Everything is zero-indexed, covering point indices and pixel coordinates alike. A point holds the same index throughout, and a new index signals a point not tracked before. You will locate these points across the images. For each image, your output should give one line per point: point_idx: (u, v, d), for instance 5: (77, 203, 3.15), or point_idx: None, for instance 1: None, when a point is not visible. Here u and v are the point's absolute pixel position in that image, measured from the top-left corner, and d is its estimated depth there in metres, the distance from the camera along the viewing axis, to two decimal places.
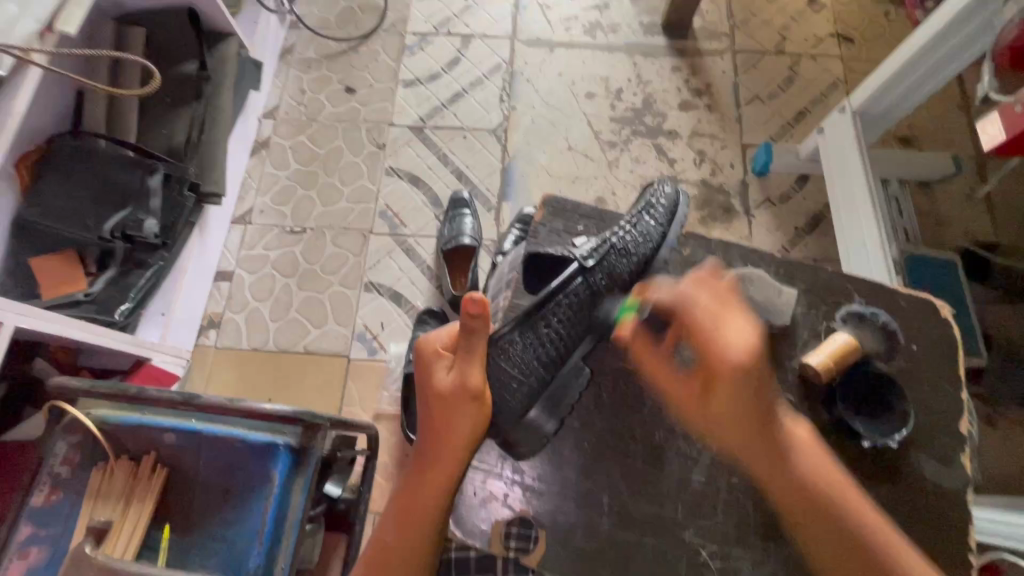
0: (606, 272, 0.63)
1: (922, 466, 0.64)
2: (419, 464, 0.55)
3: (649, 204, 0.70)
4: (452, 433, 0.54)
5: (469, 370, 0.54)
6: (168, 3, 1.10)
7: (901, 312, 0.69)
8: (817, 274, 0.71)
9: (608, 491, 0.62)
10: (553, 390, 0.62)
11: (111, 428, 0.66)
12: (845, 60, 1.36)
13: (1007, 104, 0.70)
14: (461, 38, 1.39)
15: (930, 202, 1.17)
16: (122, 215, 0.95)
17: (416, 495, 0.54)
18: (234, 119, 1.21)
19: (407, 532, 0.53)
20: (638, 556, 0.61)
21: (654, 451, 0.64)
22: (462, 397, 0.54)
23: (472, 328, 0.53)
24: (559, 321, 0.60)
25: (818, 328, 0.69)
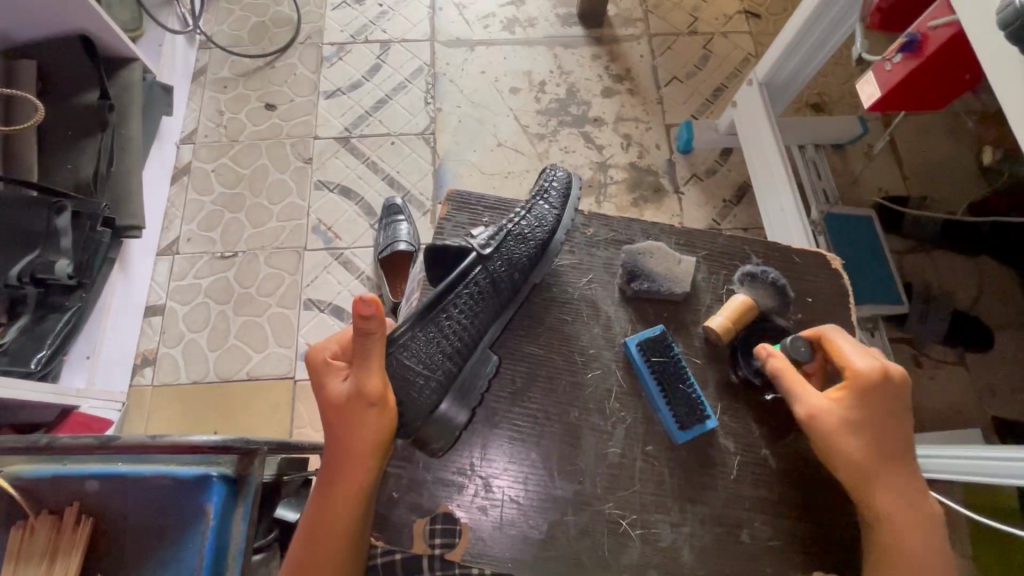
0: (505, 259, 0.65)
1: None
2: (327, 474, 0.55)
3: (542, 189, 0.71)
4: (356, 440, 0.54)
5: (365, 376, 0.53)
6: (59, 32, 1.05)
7: (794, 267, 0.73)
8: (713, 240, 0.73)
9: (523, 475, 0.62)
10: (463, 380, 0.61)
11: (26, 482, 0.62)
12: (754, 35, 1.42)
13: (878, 64, 0.74)
14: (380, 44, 1.38)
15: (844, 162, 1.24)
16: (29, 259, 0.90)
17: (326, 505, 0.54)
18: (148, 146, 1.16)
19: (322, 543, 0.54)
20: (563, 536, 0.60)
21: (568, 433, 0.64)
22: (363, 404, 0.53)
23: (366, 333, 0.52)
24: (460, 311, 0.61)
25: (720, 292, 0.71)
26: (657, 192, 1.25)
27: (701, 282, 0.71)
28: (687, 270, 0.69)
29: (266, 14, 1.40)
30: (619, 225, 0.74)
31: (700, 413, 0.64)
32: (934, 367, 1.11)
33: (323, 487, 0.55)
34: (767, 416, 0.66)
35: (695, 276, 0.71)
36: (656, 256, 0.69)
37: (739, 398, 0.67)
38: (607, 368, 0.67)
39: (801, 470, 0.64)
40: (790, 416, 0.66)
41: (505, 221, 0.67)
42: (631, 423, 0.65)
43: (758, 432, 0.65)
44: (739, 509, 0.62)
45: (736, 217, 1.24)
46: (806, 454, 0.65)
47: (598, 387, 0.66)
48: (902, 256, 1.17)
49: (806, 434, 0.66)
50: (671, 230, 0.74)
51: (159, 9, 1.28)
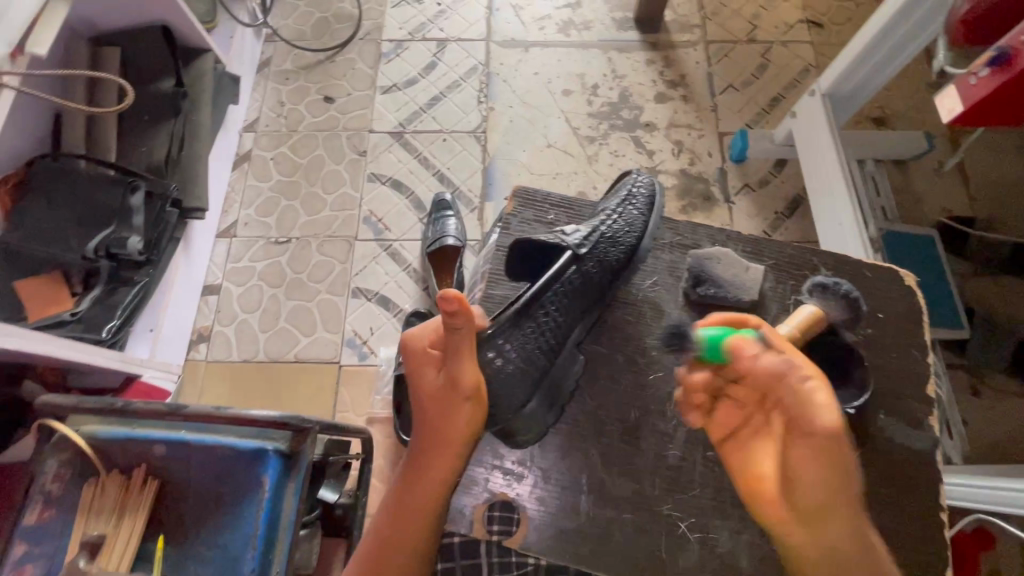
0: (597, 262, 0.63)
1: (895, 432, 0.66)
2: (416, 459, 0.57)
3: (629, 193, 0.70)
4: (449, 428, 0.54)
5: (459, 371, 0.53)
6: (142, 21, 1.11)
7: (862, 282, 0.71)
8: (784, 249, 0.72)
9: (587, 472, 0.63)
10: (551, 379, 0.62)
11: (100, 442, 0.67)
12: (816, 45, 1.38)
13: (962, 77, 0.71)
14: (436, 43, 1.40)
15: (904, 179, 1.19)
16: (105, 234, 0.95)
17: (414, 487, 0.56)
18: (214, 133, 1.22)
19: (407, 524, 0.56)
20: (619, 533, 0.62)
21: (629, 430, 0.65)
22: (455, 397, 0.53)
23: (456, 328, 0.51)
24: (554, 310, 0.60)
25: (786, 303, 0.70)
26: (707, 201, 1.23)
27: (769, 291, 0.70)
28: (756, 278, 0.68)
29: (328, 10, 1.44)
30: (685, 228, 0.73)
31: None
32: (994, 396, 1.06)
33: (412, 469, 0.57)
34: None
35: (764, 285, 0.70)
36: (723, 262, 0.69)
37: None
38: (669, 372, 0.67)
39: (864, 487, 0.64)
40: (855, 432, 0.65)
41: (597, 223, 0.66)
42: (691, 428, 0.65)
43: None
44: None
45: (787, 230, 1.22)
46: (867, 471, 0.65)
47: (659, 390, 0.66)
48: (965, 279, 1.12)
49: (870, 450, 0.65)
50: (735, 238, 0.73)
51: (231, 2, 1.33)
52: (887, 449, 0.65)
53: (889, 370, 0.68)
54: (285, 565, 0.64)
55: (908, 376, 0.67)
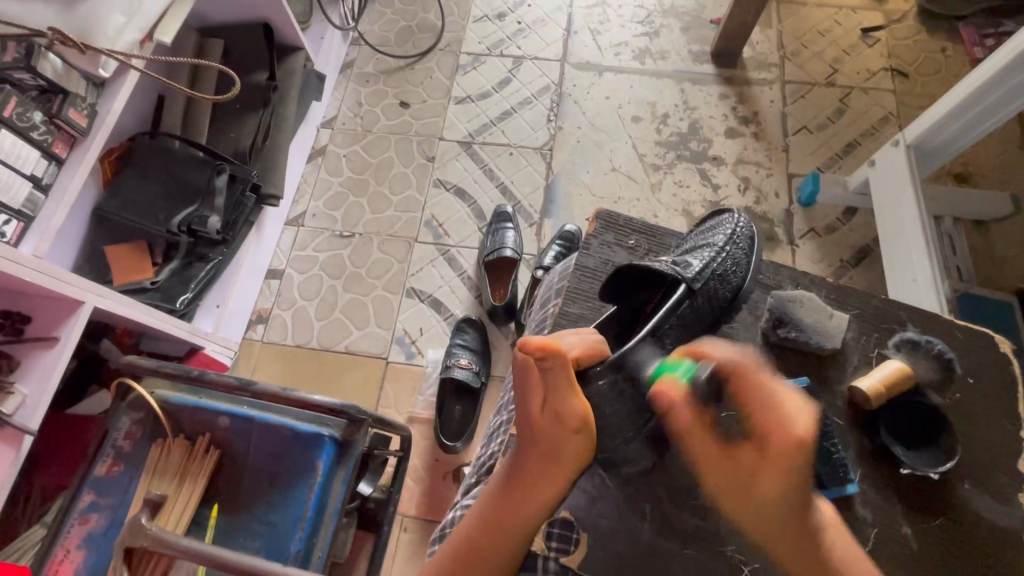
0: (707, 298, 0.62)
1: (980, 505, 0.62)
2: (520, 476, 0.53)
3: (734, 232, 0.69)
4: (560, 456, 0.52)
5: (571, 402, 0.51)
6: (246, 18, 1.18)
7: (955, 343, 0.69)
8: (868, 300, 0.70)
9: (651, 502, 0.62)
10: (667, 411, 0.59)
11: (172, 407, 0.70)
12: (899, 94, 1.35)
13: None
14: (512, 59, 1.44)
15: (984, 240, 1.14)
16: (190, 211, 1.01)
17: (513, 506, 0.52)
18: (296, 126, 1.28)
19: (499, 541, 0.52)
20: (678, 568, 0.61)
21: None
22: (568, 426, 0.51)
23: (547, 367, 0.51)
24: (667, 342, 0.59)
25: (868, 354, 0.68)
26: (770, 241, 1.21)
27: (851, 343, 0.68)
28: (839, 326, 0.67)
29: (413, 20, 1.51)
30: (766, 268, 0.72)
31: (842, 475, 0.61)
32: None
33: (510, 488, 0.53)
34: (911, 495, 0.62)
35: (845, 335, 0.68)
36: (806, 307, 0.66)
37: (872, 470, 0.63)
38: None
39: (944, 558, 0.61)
40: (935, 500, 0.62)
41: (708, 258, 0.64)
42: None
43: (900, 510, 0.62)
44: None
45: (852, 279, 1.18)
46: (945, 543, 0.61)
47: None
48: None
49: (955, 520, 0.62)
50: (815, 282, 0.72)
51: None
52: (970, 524, 0.61)
53: (980, 439, 0.64)
54: (325, 553, 0.66)
55: (999, 447, 0.64)
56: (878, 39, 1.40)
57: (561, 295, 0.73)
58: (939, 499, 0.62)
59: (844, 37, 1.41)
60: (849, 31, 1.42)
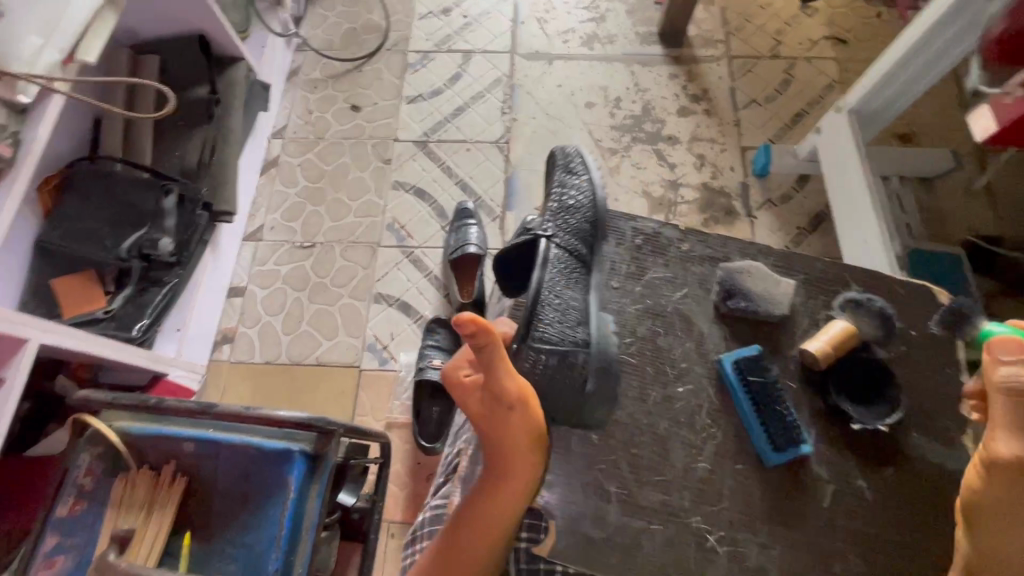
0: (567, 234, 0.67)
1: (926, 451, 0.65)
2: (487, 470, 0.55)
3: (561, 168, 0.75)
4: (511, 439, 0.54)
5: (503, 383, 0.53)
6: (180, 30, 1.14)
7: (898, 301, 0.72)
8: (813, 264, 0.73)
9: (618, 481, 0.63)
10: (596, 347, 0.61)
11: (132, 438, 0.68)
12: (840, 61, 1.38)
13: (997, 96, 0.71)
14: (461, 54, 1.43)
15: (930, 197, 1.18)
16: (139, 235, 0.98)
17: (487, 502, 0.54)
18: (245, 138, 1.25)
19: (482, 538, 0.54)
20: (649, 544, 0.61)
21: (658, 442, 0.64)
22: (501, 405, 0.54)
23: (479, 346, 0.52)
24: (563, 290, 0.63)
25: (817, 316, 0.70)
26: (729, 214, 1.23)
27: (799, 307, 0.70)
28: (786, 292, 0.69)
29: (357, 21, 1.48)
30: (715, 241, 0.74)
31: (795, 435, 0.63)
32: None
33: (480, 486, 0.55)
34: (863, 448, 0.65)
35: (793, 300, 0.70)
36: (753, 277, 0.69)
37: (827, 428, 0.66)
38: (699, 385, 0.67)
39: (898, 504, 0.63)
40: (885, 450, 0.65)
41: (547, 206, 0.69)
42: (723, 440, 0.65)
43: (854, 463, 0.64)
44: (835, 542, 0.62)
45: (810, 245, 1.21)
46: (898, 489, 0.64)
47: (689, 402, 0.66)
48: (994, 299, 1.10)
49: (906, 467, 0.65)
50: (761, 251, 0.73)
51: (265, 13, 1.37)
52: (919, 470, 0.65)
53: (924, 388, 0.68)
54: (305, 568, 0.64)
55: (942, 394, 0.67)
56: (817, 9, 1.43)
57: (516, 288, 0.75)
58: (886, 448, 0.65)
59: (785, 9, 1.44)
60: (789, 3, 1.44)
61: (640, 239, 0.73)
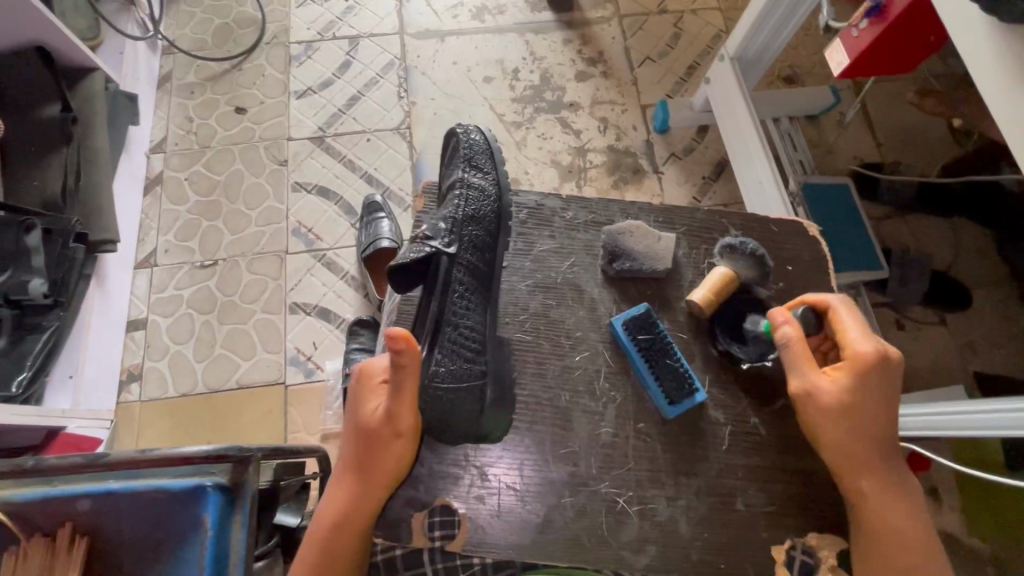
0: (470, 247, 0.65)
1: None
2: (354, 488, 0.58)
3: (466, 158, 0.70)
4: (381, 467, 0.57)
5: (399, 413, 0.57)
6: (13, 44, 1.01)
7: (771, 237, 0.75)
8: (694, 215, 0.76)
9: (521, 463, 0.64)
10: (494, 374, 0.63)
11: (14, 508, 0.62)
12: (724, 11, 1.42)
13: (845, 30, 0.75)
14: (348, 40, 1.35)
15: (818, 132, 1.25)
16: (3, 279, 0.88)
17: (344, 519, 0.57)
18: (115, 157, 1.13)
19: (334, 557, 0.57)
20: (561, 518, 0.62)
21: (560, 416, 0.66)
22: (388, 434, 0.57)
23: (401, 365, 0.53)
24: (466, 316, 0.62)
25: (700, 267, 0.73)
26: (637, 173, 1.26)
27: (684, 259, 0.74)
28: (667, 247, 0.71)
29: (229, 15, 1.37)
30: (598, 206, 0.75)
31: (688, 386, 0.66)
32: (916, 329, 1.13)
33: (341, 503, 0.58)
34: (752, 387, 0.69)
35: (677, 253, 0.73)
36: (635, 235, 0.70)
37: (723, 372, 0.69)
38: (595, 350, 0.69)
39: (790, 435, 0.67)
40: (775, 385, 0.69)
41: (448, 212, 0.65)
42: (621, 403, 0.67)
43: (746, 403, 0.68)
44: (733, 480, 0.65)
45: (715, 194, 1.26)
46: (790, 421, 0.68)
47: (587, 369, 0.68)
48: (878, 223, 1.18)
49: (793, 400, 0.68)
50: (644, 210, 0.76)
51: (117, 15, 1.23)
52: None
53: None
54: None
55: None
56: None
57: None
58: (774, 384, 0.69)
59: None
60: None
61: (525, 213, 0.74)
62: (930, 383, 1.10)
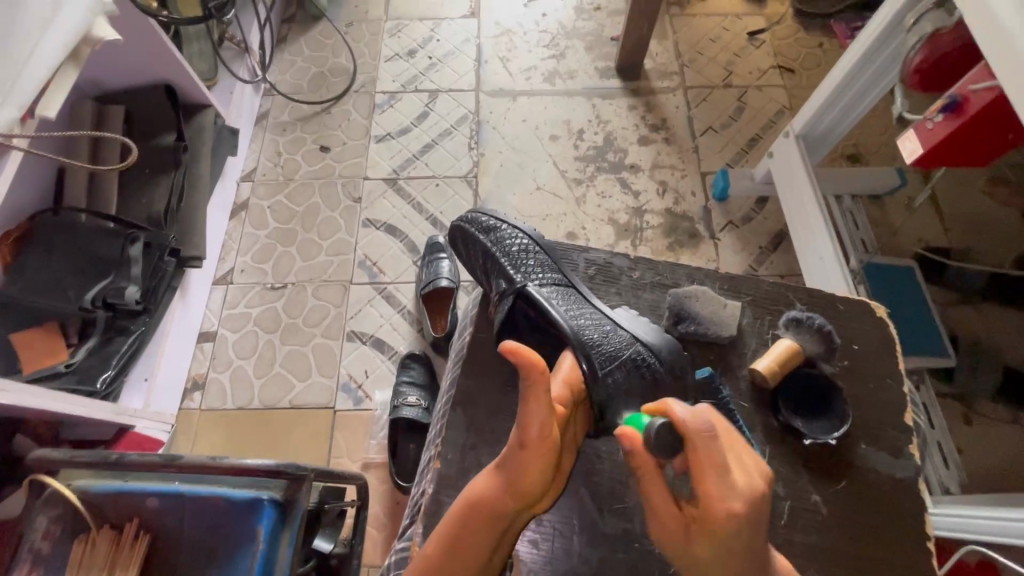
0: (536, 277, 0.71)
1: (876, 462, 0.69)
2: (496, 485, 0.49)
3: (482, 229, 0.78)
4: (530, 472, 0.48)
5: (533, 421, 0.48)
6: (146, 81, 1.15)
7: (838, 314, 0.77)
8: (759, 286, 0.78)
9: (577, 513, 0.65)
10: (644, 339, 0.64)
11: (92, 497, 0.66)
12: (789, 88, 1.46)
13: (919, 122, 0.76)
14: (428, 93, 1.47)
15: (881, 212, 1.24)
16: (103, 284, 0.96)
17: (478, 519, 0.49)
18: (213, 183, 1.25)
19: (460, 560, 0.49)
20: (612, 574, 0.63)
21: (619, 470, 0.67)
22: (534, 442, 0.48)
23: (530, 379, 0.48)
24: (582, 312, 0.67)
25: (765, 337, 0.74)
26: (693, 237, 1.28)
27: (747, 327, 0.75)
28: (734, 314, 0.73)
29: (324, 65, 1.51)
30: (663, 268, 0.78)
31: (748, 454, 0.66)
32: (986, 425, 1.07)
33: (474, 497, 0.50)
34: (815, 462, 0.68)
35: (741, 320, 0.75)
36: (701, 300, 0.72)
37: (782, 444, 0.69)
38: None
39: (851, 516, 0.66)
40: (837, 464, 0.68)
41: (500, 271, 0.73)
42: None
43: (808, 479, 0.67)
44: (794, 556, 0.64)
45: (772, 264, 1.26)
46: (851, 503, 0.67)
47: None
48: (946, 309, 1.15)
49: (859, 480, 0.68)
50: (708, 276, 0.78)
51: (231, 60, 1.39)
52: (868, 481, 0.68)
53: (870, 402, 0.72)
54: None
55: (888, 405, 0.72)
56: (763, 41, 1.52)
57: (470, 323, 0.77)
58: (839, 462, 0.68)
59: (733, 42, 1.52)
60: (737, 35, 1.53)
61: (593, 269, 0.78)
62: (1002, 485, 1.03)
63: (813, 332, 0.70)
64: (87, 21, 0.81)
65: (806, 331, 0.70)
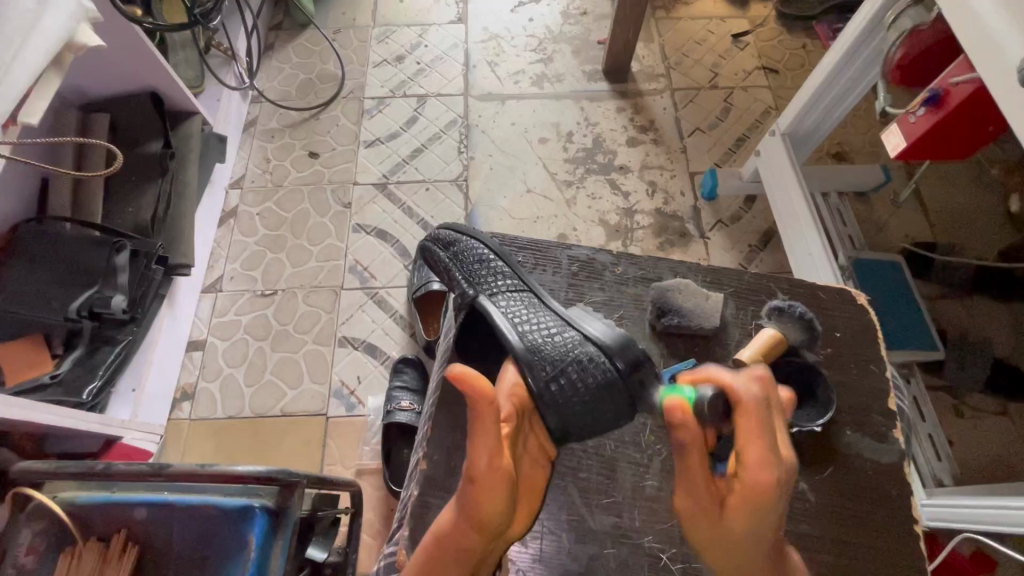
0: (487, 289, 0.66)
1: (867, 452, 0.69)
2: (459, 526, 0.48)
3: (444, 243, 0.74)
4: (485, 510, 0.46)
5: (480, 456, 0.45)
6: (132, 88, 1.14)
7: (825, 305, 0.77)
8: (745, 278, 0.78)
9: (569, 510, 0.65)
10: (597, 340, 0.59)
11: (78, 509, 0.65)
12: (773, 89, 1.48)
13: (902, 116, 0.78)
14: (417, 98, 1.47)
15: (866, 209, 1.26)
16: (90, 293, 0.94)
17: (445, 560, 0.48)
18: (201, 191, 1.24)
19: None
20: (605, 570, 0.63)
21: (609, 465, 0.67)
22: (487, 479, 0.45)
23: (477, 403, 0.46)
24: (532, 317, 0.62)
25: (752, 330, 0.75)
26: (682, 237, 1.28)
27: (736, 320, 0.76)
28: (715, 306, 0.73)
29: (313, 71, 1.51)
30: (646, 263, 0.79)
31: None
32: (974, 416, 1.08)
33: (440, 537, 0.49)
34: (804, 451, 0.68)
35: (729, 314, 0.76)
36: (685, 293, 0.72)
37: None
38: None
39: (841, 505, 0.67)
40: (825, 452, 0.69)
41: (458, 286, 0.69)
42: (671, 456, 0.68)
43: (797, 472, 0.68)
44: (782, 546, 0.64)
45: (761, 262, 1.27)
46: (842, 493, 0.67)
47: (634, 425, 0.69)
48: (932, 302, 1.16)
49: (847, 469, 0.68)
50: (696, 270, 0.79)
51: (218, 67, 1.38)
52: (861, 469, 0.68)
53: (858, 392, 0.72)
54: None
55: (876, 393, 0.72)
56: (748, 43, 1.54)
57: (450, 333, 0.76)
58: (827, 451, 0.69)
59: (718, 44, 1.54)
60: (722, 38, 1.55)
61: (577, 266, 0.78)
62: (992, 477, 1.04)
63: (787, 314, 0.70)
64: (69, 29, 0.80)
65: (787, 317, 0.70)
